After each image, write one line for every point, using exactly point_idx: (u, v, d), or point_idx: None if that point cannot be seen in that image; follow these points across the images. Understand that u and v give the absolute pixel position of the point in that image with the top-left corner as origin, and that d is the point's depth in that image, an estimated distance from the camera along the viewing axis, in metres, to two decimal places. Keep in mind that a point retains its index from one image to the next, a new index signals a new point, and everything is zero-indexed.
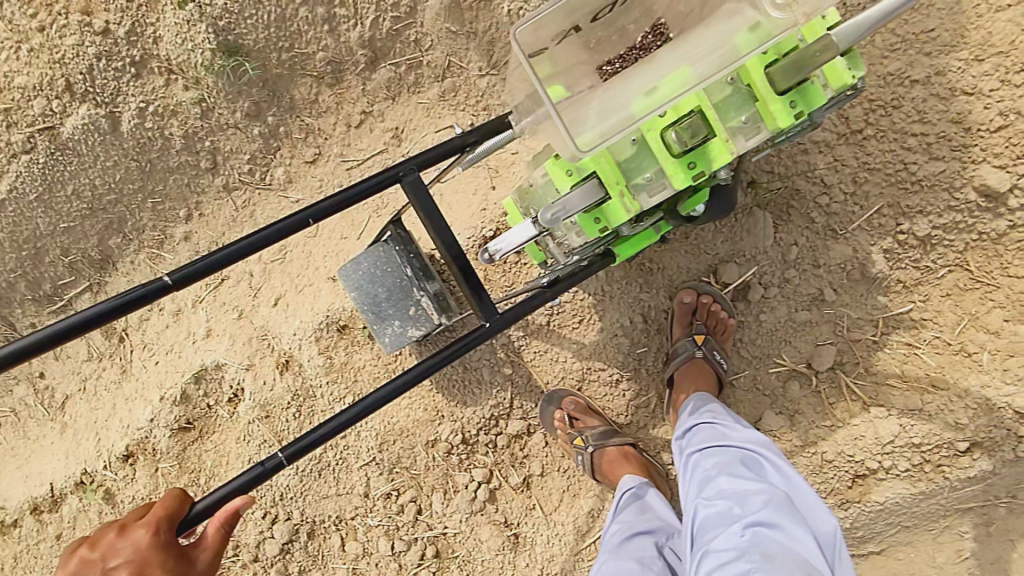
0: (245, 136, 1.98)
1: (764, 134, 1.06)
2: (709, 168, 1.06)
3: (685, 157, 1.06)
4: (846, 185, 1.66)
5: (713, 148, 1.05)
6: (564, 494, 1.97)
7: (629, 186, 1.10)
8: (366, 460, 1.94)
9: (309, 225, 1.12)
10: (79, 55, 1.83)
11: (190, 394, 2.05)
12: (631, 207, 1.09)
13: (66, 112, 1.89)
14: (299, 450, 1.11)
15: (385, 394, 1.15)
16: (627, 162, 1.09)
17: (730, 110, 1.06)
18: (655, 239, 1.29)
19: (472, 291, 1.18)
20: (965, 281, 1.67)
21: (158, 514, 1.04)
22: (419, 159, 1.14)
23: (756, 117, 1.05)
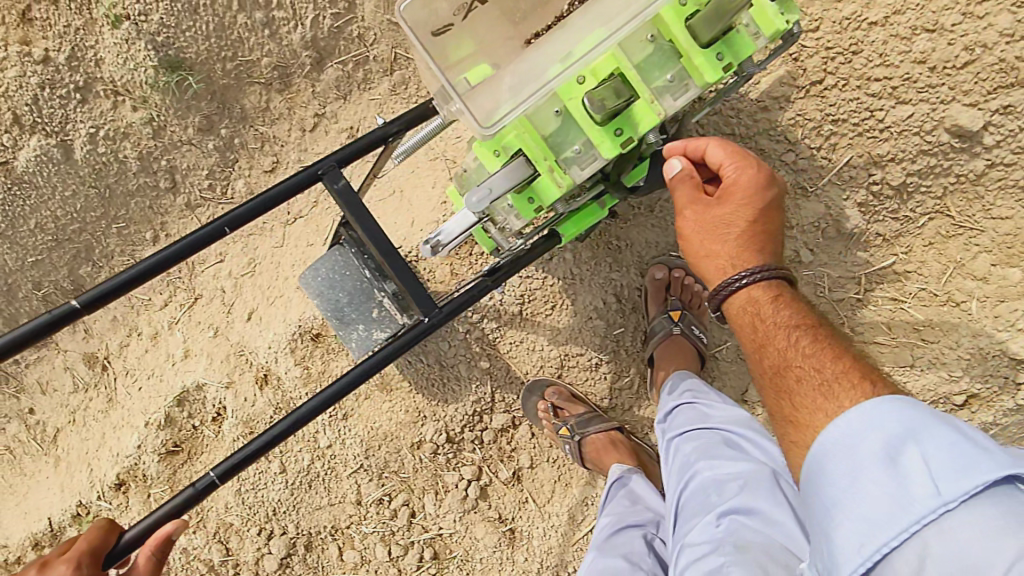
0: (200, 152, 1.95)
1: (694, 91, 1.05)
2: (636, 134, 1.05)
3: (610, 123, 1.04)
4: (811, 140, 1.61)
5: (638, 111, 1.04)
6: (556, 484, 1.94)
7: (558, 161, 1.08)
8: (355, 467, 1.92)
9: (226, 234, 1.11)
10: (22, 86, 1.80)
11: (175, 417, 2.02)
12: (562, 182, 1.08)
13: (18, 145, 1.86)
14: (232, 467, 1.11)
15: (319, 402, 1.14)
16: (553, 136, 1.07)
17: (653, 71, 1.05)
18: (601, 214, 1.24)
19: (411, 287, 1.17)
20: (947, 229, 1.62)
21: (81, 548, 1.06)
22: (339, 155, 1.15)
23: (682, 75, 1.04)
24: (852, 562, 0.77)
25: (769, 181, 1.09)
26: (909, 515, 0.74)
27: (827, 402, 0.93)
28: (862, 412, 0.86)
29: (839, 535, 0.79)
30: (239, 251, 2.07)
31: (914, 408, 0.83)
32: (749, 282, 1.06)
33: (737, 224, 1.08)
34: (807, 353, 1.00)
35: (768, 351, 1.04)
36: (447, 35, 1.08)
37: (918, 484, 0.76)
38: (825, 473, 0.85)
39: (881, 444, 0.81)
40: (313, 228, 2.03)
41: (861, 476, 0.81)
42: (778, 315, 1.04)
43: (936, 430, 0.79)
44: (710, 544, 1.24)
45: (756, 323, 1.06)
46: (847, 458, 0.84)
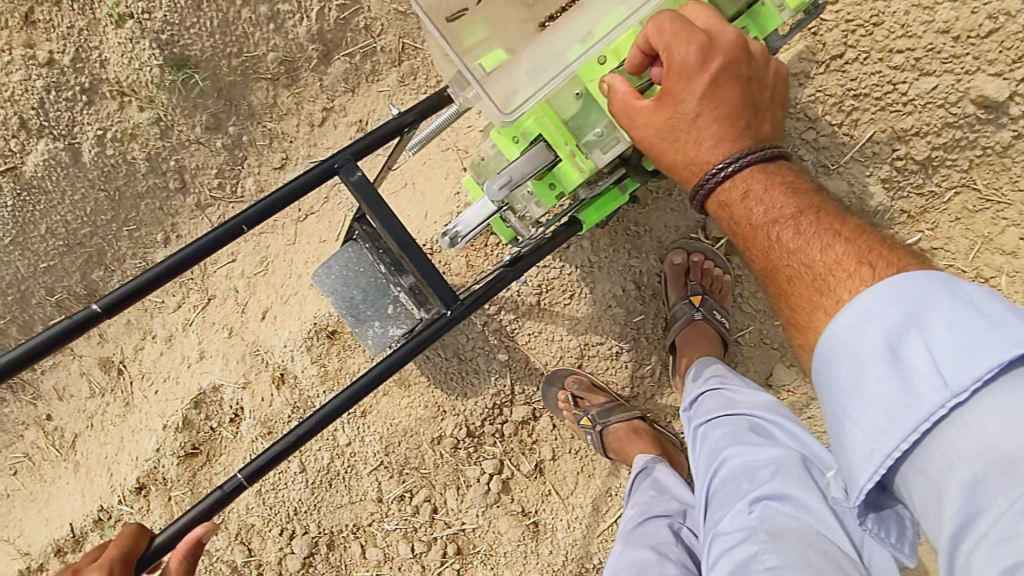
0: (209, 151, 1.93)
1: None
2: None
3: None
4: (833, 116, 1.57)
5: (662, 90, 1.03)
6: (579, 475, 1.92)
7: (580, 145, 1.06)
8: (375, 464, 1.90)
9: (243, 232, 1.09)
10: (28, 89, 1.78)
11: (193, 420, 2.01)
12: (584, 166, 1.05)
13: (26, 150, 1.84)
14: (258, 469, 1.09)
15: (341, 401, 1.11)
16: (574, 119, 1.06)
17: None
18: (623, 199, 1.20)
19: (432, 281, 1.15)
20: (974, 203, 1.58)
21: (113, 556, 1.06)
22: (353, 149, 1.13)
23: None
24: (867, 471, 0.69)
25: (710, 53, 0.93)
26: (919, 416, 0.65)
27: (825, 297, 0.79)
28: (856, 303, 0.73)
29: (849, 444, 0.71)
30: (251, 250, 2.05)
31: (910, 283, 0.71)
32: (723, 179, 0.93)
33: (689, 122, 0.95)
34: (792, 248, 0.87)
35: (760, 255, 0.92)
36: (463, 20, 1.06)
37: (925, 377, 0.65)
38: (824, 375, 0.75)
39: (881, 338, 0.69)
40: (325, 224, 2.01)
41: (864, 377, 0.70)
42: (755, 211, 0.91)
43: (940, 310, 0.67)
44: (739, 535, 1.20)
45: (742, 225, 0.93)
46: (846, 354, 0.72)
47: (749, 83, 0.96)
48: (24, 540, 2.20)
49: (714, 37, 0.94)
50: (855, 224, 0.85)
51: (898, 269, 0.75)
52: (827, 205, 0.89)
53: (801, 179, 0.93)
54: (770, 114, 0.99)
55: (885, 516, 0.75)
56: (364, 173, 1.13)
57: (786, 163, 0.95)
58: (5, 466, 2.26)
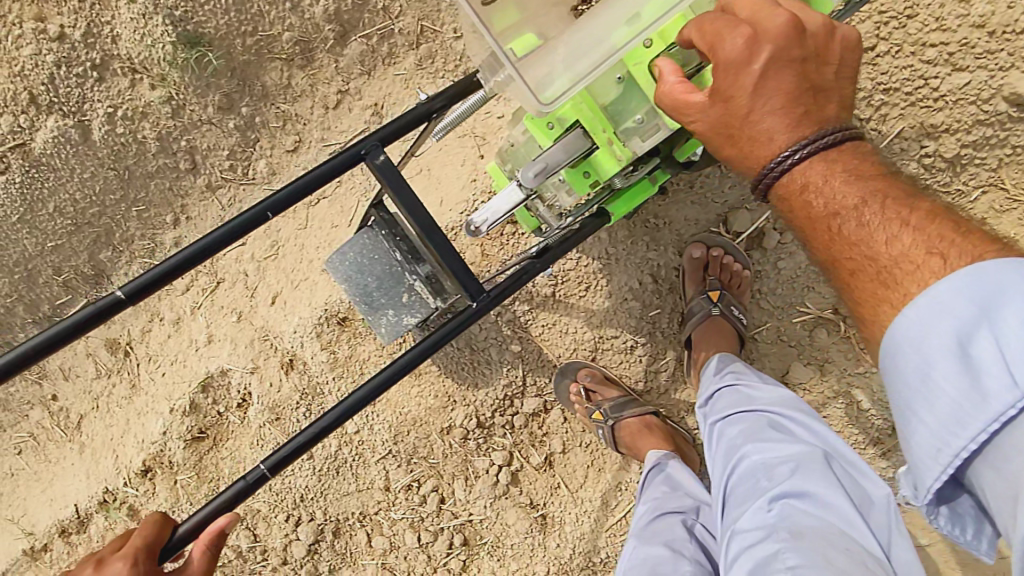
0: (221, 131, 1.90)
1: None
2: None
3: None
4: (861, 110, 1.53)
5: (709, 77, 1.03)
6: (589, 469, 1.90)
7: (618, 132, 1.06)
8: (383, 453, 1.88)
9: (270, 218, 1.08)
10: (38, 64, 1.75)
11: (200, 403, 1.99)
12: (620, 154, 1.06)
13: (35, 126, 1.81)
14: (282, 460, 1.10)
15: (364, 394, 1.11)
16: (613, 105, 1.06)
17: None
18: (653, 191, 1.21)
19: (457, 272, 1.13)
20: (1002, 203, 1.54)
21: (137, 545, 1.06)
22: (381, 135, 1.11)
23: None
24: (936, 466, 0.74)
25: (756, 47, 0.90)
26: (987, 417, 0.68)
27: (891, 291, 0.81)
28: (922, 300, 0.75)
29: (918, 438, 0.75)
30: (261, 234, 2.02)
31: (978, 278, 0.71)
32: (781, 178, 0.92)
33: (743, 122, 0.94)
34: (855, 240, 0.87)
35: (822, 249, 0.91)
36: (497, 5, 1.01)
37: (995, 379, 0.68)
38: (891, 370, 0.78)
39: (950, 337, 0.71)
40: (337, 209, 1.98)
41: (930, 375, 0.73)
42: (814, 204, 0.90)
43: (1011, 307, 0.68)
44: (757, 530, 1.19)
45: (801, 218, 0.92)
46: (912, 349, 0.75)
47: (808, 64, 0.92)
48: (28, 519, 2.19)
49: (760, 28, 0.91)
50: (926, 211, 0.84)
51: (971, 261, 0.75)
52: (893, 189, 0.88)
53: (868, 163, 0.91)
54: (835, 91, 0.95)
55: (955, 502, 0.80)
56: (391, 160, 1.11)
57: (853, 145, 0.92)
58: (10, 446, 2.24)
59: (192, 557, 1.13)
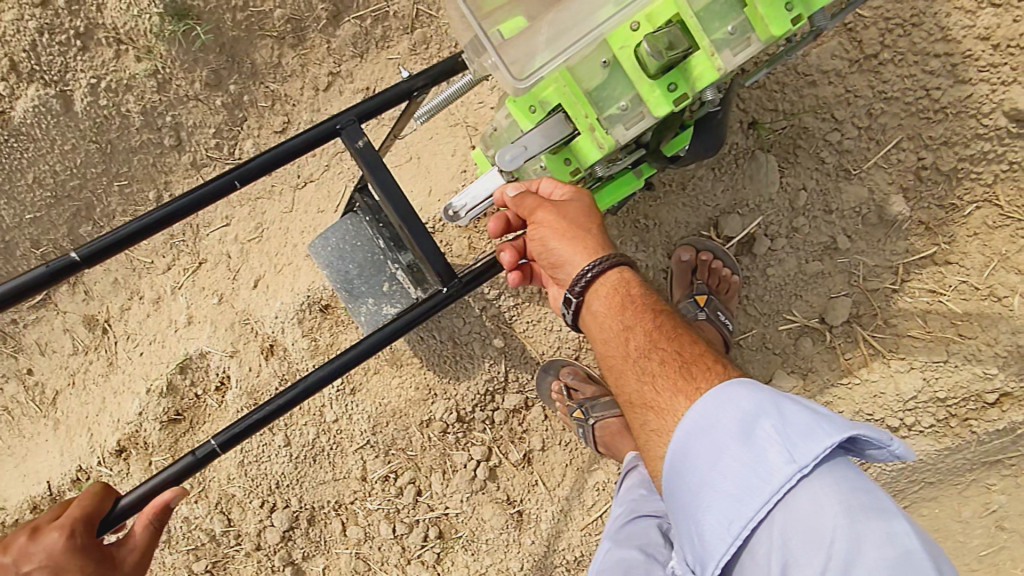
0: (207, 108, 1.86)
1: (754, 46, 0.98)
2: (692, 89, 0.98)
3: (663, 77, 0.97)
4: (860, 118, 1.48)
5: (696, 63, 0.97)
6: (568, 468, 1.88)
7: (602, 119, 1.02)
8: (361, 443, 1.87)
9: (236, 187, 1.05)
10: (20, 30, 1.70)
11: (177, 385, 1.96)
12: (603, 142, 1.01)
13: (15, 94, 1.76)
14: (233, 437, 1.08)
15: (323, 375, 1.09)
16: (598, 90, 1.01)
17: (714, 20, 0.97)
18: (638, 184, 1.18)
19: (429, 256, 1.11)
20: (994, 219, 1.54)
21: (74, 515, 1.02)
22: (357, 111, 1.08)
23: (744, 27, 0.97)
24: (730, 534, 0.87)
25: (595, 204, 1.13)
26: (773, 486, 0.86)
27: (690, 381, 1.00)
28: (710, 395, 0.94)
29: (712, 517, 0.88)
30: (247, 215, 2.00)
31: (744, 387, 0.94)
32: (608, 264, 1.06)
33: (587, 220, 1.08)
34: (669, 335, 1.05)
35: (630, 338, 1.06)
36: None
37: (775, 457, 0.87)
38: (685, 458, 0.93)
39: (741, 422, 0.90)
40: (324, 194, 1.95)
41: (724, 455, 0.90)
42: (639, 298, 1.08)
43: (781, 407, 0.91)
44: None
45: (626, 310, 1.06)
46: (705, 435, 0.92)
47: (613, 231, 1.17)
48: None
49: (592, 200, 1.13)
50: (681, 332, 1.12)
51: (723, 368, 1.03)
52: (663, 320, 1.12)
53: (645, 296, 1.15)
54: None
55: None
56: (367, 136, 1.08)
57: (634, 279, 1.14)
58: None
59: (134, 529, 1.07)
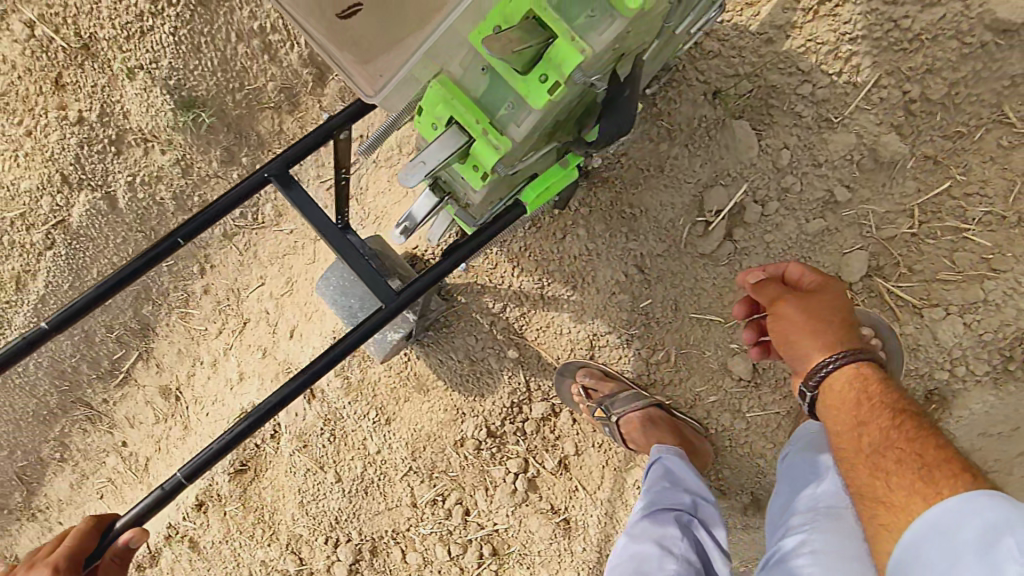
0: (227, 183, 2.05)
1: (621, 24, 0.81)
2: (564, 78, 0.82)
3: (533, 71, 0.83)
4: (829, 64, 1.42)
5: (559, 51, 0.81)
6: (606, 470, 1.84)
7: (494, 122, 0.89)
8: (405, 470, 1.95)
9: (181, 246, 1.16)
10: (65, 147, 1.96)
11: (239, 437, 2.13)
12: (499, 145, 0.89)
13: (70, 203, 2.02)
14: (197, 468, 1.09)
15: (276, 403, 1.08)
16: (483, 97, 0.89)
17: (573, 4, 0.82)
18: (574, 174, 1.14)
19: (369, 277, 1.11)
20: (1010, 139, 1.40)
21: (64, 553, 1.12)
22: (287, 154, 1.15)
23: (605, 7, 0.81)
24: None
25: (836, 299, 1.22)
26: None
27: (927, 485, 0.98)
28: (954, 500, 0.92)
29: None
30: (278, 272, 2.17)
31: (1003, 499, 0.87)
32: (845, 362, 1.15)
33: (836, 315, 1.20)
34: (910, 437, 1.07)
35: (865, 433, 1.12)
36: None
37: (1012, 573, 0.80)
38: (917, 558, 0.92)
39: (973, 529, 0.86)
40: None
41: (954, 562, 0.86)
42: (884, 394, 1.13)
43: None
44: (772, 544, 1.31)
45: (860, 400, 1.14)
46: (939, 537, 0.90)
47: (850, 319, 1.21)
48: None
49: (833, 291, 1.22)
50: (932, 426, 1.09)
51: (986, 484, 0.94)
52: (918, 417, 1.10)
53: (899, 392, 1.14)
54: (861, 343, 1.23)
55: None
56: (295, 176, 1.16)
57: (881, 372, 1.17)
58: (95, 490, 2.52)
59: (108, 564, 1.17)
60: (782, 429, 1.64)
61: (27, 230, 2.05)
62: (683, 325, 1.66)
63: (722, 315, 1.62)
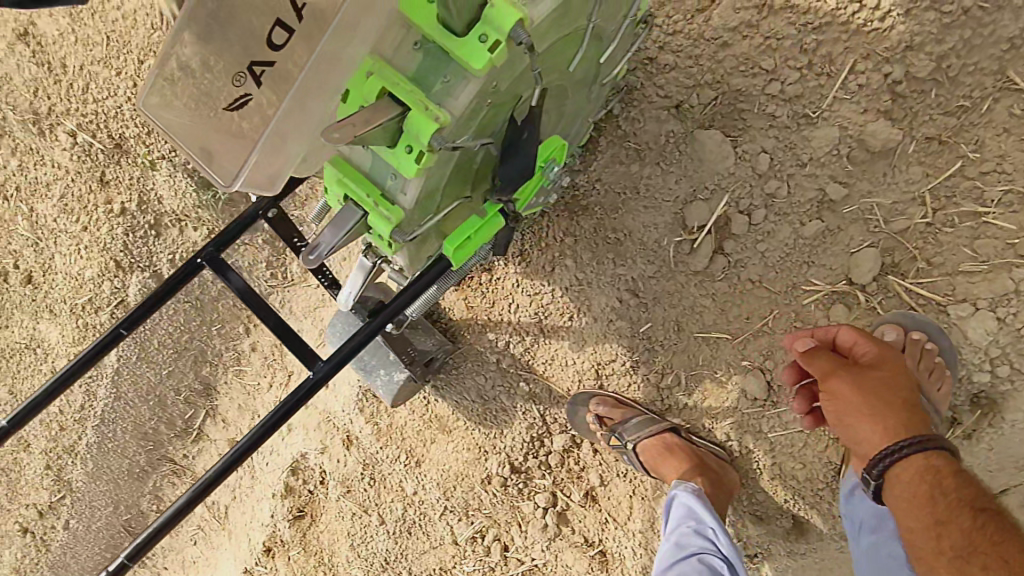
0: (256, 248, 2.21)
1: (472, 86, 0.96)
2: (424, 144, 0.96)
3: (401, 142, 0.99)
4: (796, 60, 1.36)
5: (415, 120, 0.95)
6: (633, 498, 1.79)
7: (384, 193, 1.05)
8: (442, 509, 1.97)
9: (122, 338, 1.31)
10: (113, 236, 2.17)
11: (294, 485, 2.20)
12: (389, 213, 1.04)
13: (126, 283, 2.21)
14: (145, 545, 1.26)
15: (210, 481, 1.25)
16: (373, 171, 1.06)
17: (429, 77, 0.98)
18: (502, 223, 1.22)
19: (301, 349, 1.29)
20: (1021, 106, 1.27)
21: None
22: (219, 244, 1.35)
23: (457, 73, 0.97)
24: None
25: (893, 375, 1.27)
26: None
27: None
28: None
29: None
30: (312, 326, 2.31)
31: None
32: (913, 450, 1.19)
33: (895, 396, 1.25)
34: (995, 539, 1.09)
35: (945, 535, 1.13)
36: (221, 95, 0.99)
37: None
38: None
39: None
40: None
41: None
42: (958, 488, 1.15)
43: None
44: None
45: (929, 491, 1.17)
46: None
47: (910, 398, 1.25)
48: None
49: (890, 366, 1.27)
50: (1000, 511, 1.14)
51: None
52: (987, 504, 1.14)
53: (970, 483, 1.16)
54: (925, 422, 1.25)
55: None
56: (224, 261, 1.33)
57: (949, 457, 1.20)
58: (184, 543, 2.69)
59: None
60: (809, 448, 1.53)
61: (94, 312, 2.24)
62: (689, 346, 1.58)
63: (729, 331, 1.53)
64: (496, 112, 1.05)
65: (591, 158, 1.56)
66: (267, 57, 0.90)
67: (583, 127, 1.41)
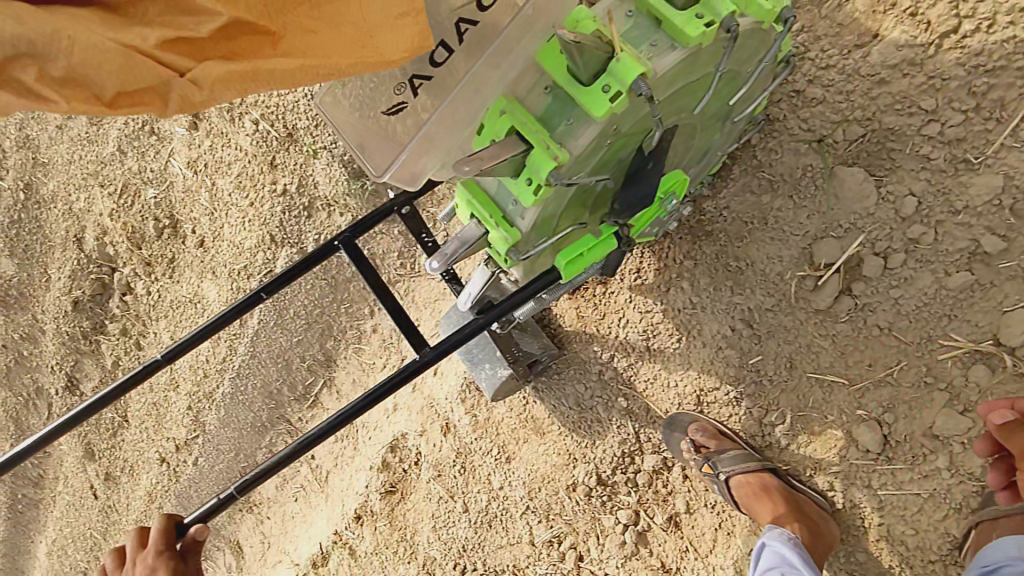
0: (390, 238, 2.41)
1: (595, 128, 1.08)
2: (543, 177, 1.09)
3: (524, 174, 1.12)
4: (962, 101, 1.33)
5: (538, 157, 1.09)
6: (718, 532, 1.75)
7: (505, 216, 1.20)
8: (524, 508, 2.02)
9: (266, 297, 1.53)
10: (273, 212, 2.46)
11: (390, 462, 2.34)
12: (507, 233, 1.18)
13: (275, 255, 2.49)
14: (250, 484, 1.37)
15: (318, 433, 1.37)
16: (498, 195, 1.21)
17: (556, 118, 1.11)
18: (615, 244, 1.35)
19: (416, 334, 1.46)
20: None
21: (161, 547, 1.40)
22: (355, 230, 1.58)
23: (582, 117, 1.09)
24: None
25: None
26: None
27: None
28: None
29: None
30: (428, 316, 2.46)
31: None
32: None
33: None
34: None
35: None
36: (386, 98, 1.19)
37: None
38: None
39: None
40: None
41: None
42: None
43: None
44: None
45: None
46: None
47: None
48: None
49: None
50: None
51: None
52: None
53: None
54: None
55: None
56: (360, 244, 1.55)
57: None
58: None
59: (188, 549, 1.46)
60: (925, 515, 1.41)
61: (247, 277, 2.54)
62: (800, 385, 1.53)
63: (846, 376, 1.47)
64: (616, 149, 1.17)
65: (721, 184, 1.58)
66: (425, 73, 1.09)
67: (714, 157, 1.47)
